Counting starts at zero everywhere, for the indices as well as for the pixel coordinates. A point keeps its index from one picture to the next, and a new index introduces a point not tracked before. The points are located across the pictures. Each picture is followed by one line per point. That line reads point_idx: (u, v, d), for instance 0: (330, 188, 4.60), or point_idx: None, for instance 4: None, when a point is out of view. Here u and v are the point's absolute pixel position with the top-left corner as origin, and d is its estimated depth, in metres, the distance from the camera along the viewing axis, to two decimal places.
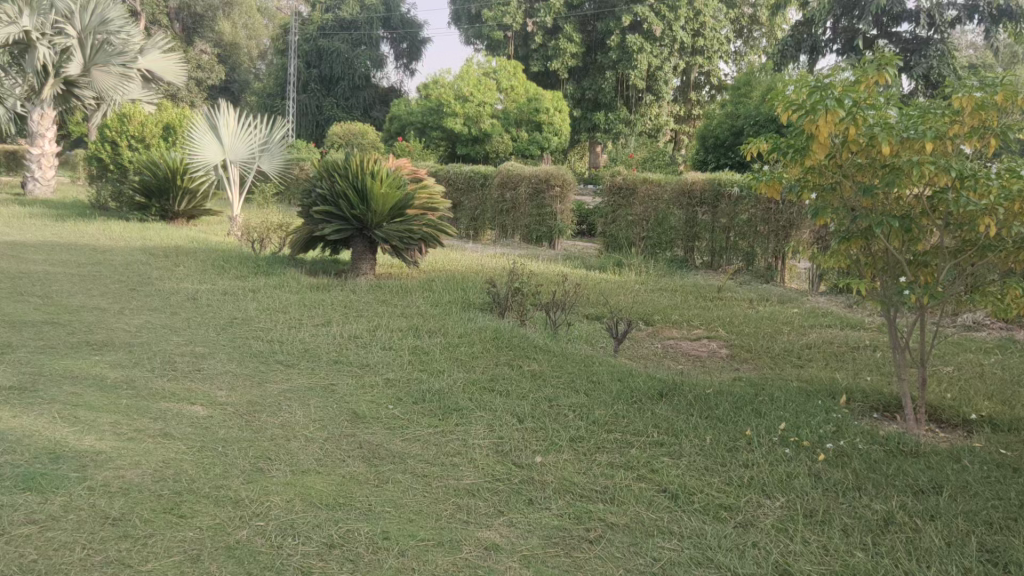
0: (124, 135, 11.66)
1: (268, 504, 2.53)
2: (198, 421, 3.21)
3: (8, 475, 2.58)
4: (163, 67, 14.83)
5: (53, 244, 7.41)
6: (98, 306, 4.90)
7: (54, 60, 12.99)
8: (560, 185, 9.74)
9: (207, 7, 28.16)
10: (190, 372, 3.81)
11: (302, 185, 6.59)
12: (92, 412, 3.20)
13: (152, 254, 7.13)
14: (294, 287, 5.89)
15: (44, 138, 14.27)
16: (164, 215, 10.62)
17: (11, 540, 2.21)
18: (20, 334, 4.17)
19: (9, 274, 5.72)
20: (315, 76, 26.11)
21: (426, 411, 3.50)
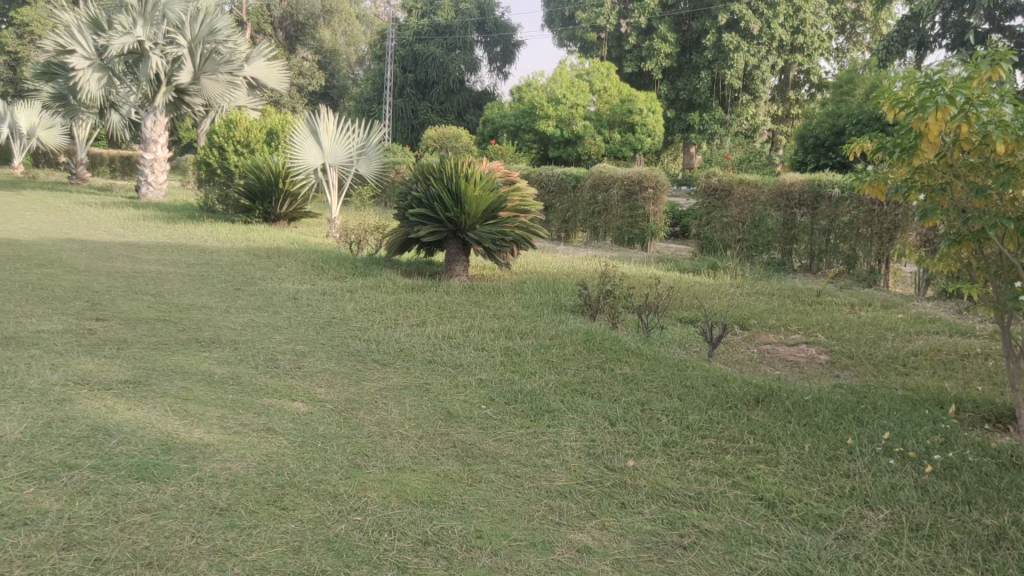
0: (231, 140, 12.15)
1: (366, 499, 2.59)
2: (299, 417, 3.31)
3: (124, 465, 2.72)
4: (267, 74, 15.04)
5: (163, 245, 7.77)
6: (206, 305, 5.12)
7: (166, 69, 13.78)
8: (652, 186, 9.62)
9: (309, 15, 29.10)
10: (291, 370, 3.93)
11: (398, 188, 6.74)
12: (202, 406, 3.35)
13: (256, 255, 7.40)
14: (390, 288, 6.01)
15: (156, 144, 14.98)
16: (267, 217, 11.02)
17: (125, 527, 2.32)
18: (134, 330, 4.40)
19: (126, 273, 6.03)
20: (410, 81, 26.70)
21: (519, 411, 3.52)
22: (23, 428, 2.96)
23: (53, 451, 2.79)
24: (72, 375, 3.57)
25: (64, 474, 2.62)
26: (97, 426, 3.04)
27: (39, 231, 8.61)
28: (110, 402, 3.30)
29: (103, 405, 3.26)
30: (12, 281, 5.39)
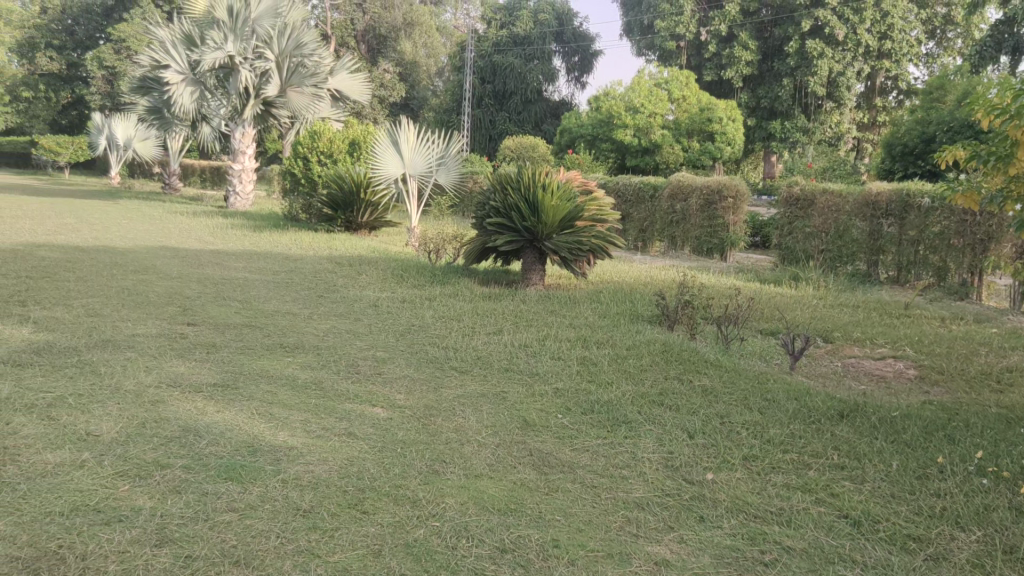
0: (314, 151, 12.47)
1: (443, 505, 2.62)
2: (379, 422, 3.38)
3: (213, 465, 2.82)
4: (349, 86, 15.32)
5: (251, 253, 8.02)
6: (291, 311, 5.27)
7: (254, 83, 14.22)
8: (732, 196, 9.45)
9: (390, 28, 29.75)
10: (371, 376, 4.01)
11: (477, 199, 6.84)
12: (286, 410, 3.44)
13: (338, 263, 7.58)
14: (468, 296, 6.08)
15: (244, 155, 15.48)
16: (348, 226, 11.27)
17: (214, 525, 2.40)
18: (223, 334, 4.56)
19: (215, 280, 6.25)
20: (489, 91, 27.05)
21: (596, 422, 3.51)
22: (118, 427, 3.09)
23: (146, 450, 2.91)
24: (165, 377, 3.72)
25: (156, 473, 2.73)
26: (188, 427, 3.16)
27: (134, 239, 8.99)
28: (200, 404, 3.42)
29: (194, 406, 3.39)
30: (110, 286, 5.65)
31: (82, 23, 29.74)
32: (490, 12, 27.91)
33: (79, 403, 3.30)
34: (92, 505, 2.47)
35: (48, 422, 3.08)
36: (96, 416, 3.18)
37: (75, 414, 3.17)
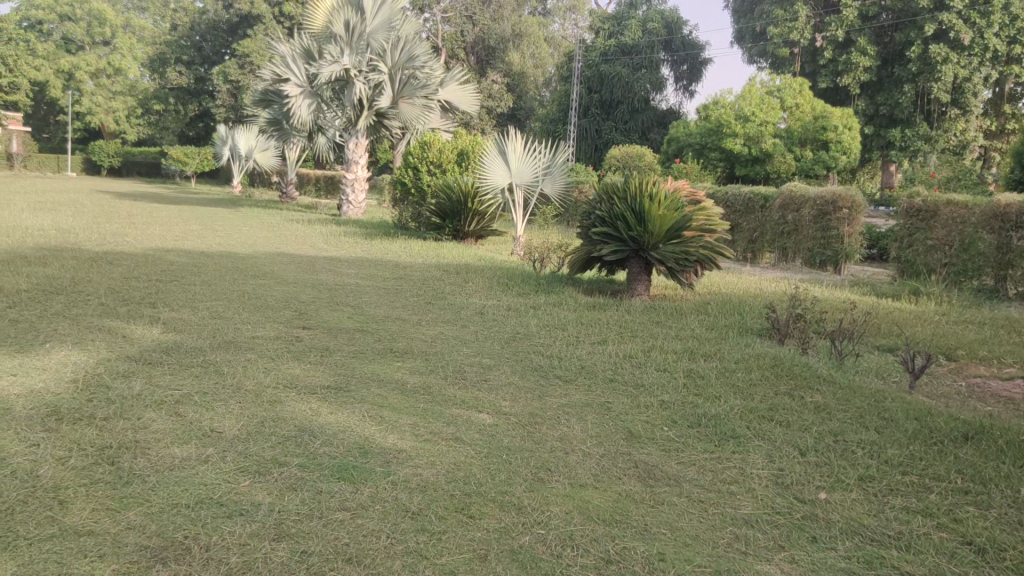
0: (423, 161, 12.73)
1: (549, 513, 2.64)
2: (485, 429, 3.41)
3: (326, 465, 2.92)
4: (460, 97, 15.47)
5: (362, 260, 8.25)
6: (402, 317, 5.40)
7: (368, 94, 14.75)
8: (848, 207, 9.12)
9: (500, 39, 30.26)
10: (478, 383, 4.05)
11: (583, 208, 6.89)
12: (396, 413, 3.52)
13: (445, 270, 7.71)
14: (572, 306, 6.09)
15: (357, 165, 16.01)
16: (455, 235, 11.46)
17: (328, 523, 2.48)
18: (335, 339, 4.71)
19: (328, 285, 6.46)
20: (596, 101, 27.04)
21: (703, 436, 3.46)
22: (240, 425, 3.24)
23: (264, 448, 3.03)
24: (282, 378, 3.87)
25: (275, 470, 2.85)
26: (304, 427, 3.28)
27: (252, 245, 9.39)
28: (314, 405, 3.54)
29: (308, 408, 3.50)
30: (233, 290, 5.93)
31: (210, 40, 31.21)
32: (598, 22, 28.00)
33: (204, 401, 3.46)
34: (215, 498, 2.59)
35: (176, 418, 3.25)
36: (219, 414, 3.34)
37: (200, 412, 3.33)
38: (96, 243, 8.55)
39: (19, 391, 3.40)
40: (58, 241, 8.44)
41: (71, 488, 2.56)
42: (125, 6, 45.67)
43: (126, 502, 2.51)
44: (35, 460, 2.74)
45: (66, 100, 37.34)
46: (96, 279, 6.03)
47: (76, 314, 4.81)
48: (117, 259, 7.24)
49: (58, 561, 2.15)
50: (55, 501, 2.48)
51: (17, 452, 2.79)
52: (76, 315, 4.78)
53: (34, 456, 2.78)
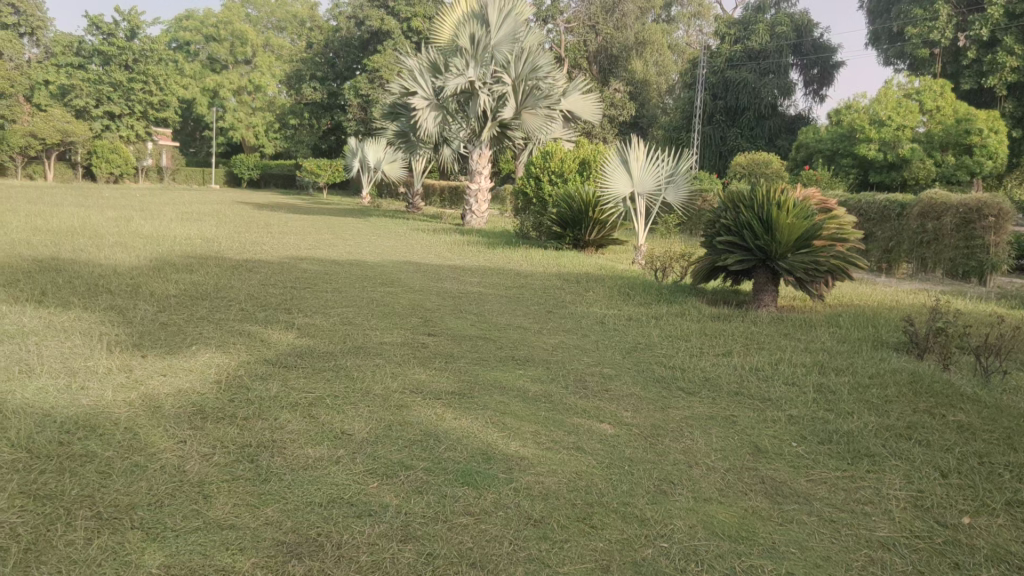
0: (547, 171, 12.78)
1: (673, 527, 2.60)
2: (606, 439, 3.40)
3: (451, 470, 2.98)
4: (582, 107, 15.42)
5: (484, 269, 8.39)
6: (522, 325, 5.45)
7: (492, 106, 14.96)
8: (994, 214, 8.56)
9: (623, 48, 30.21)
10: (599, 393, 4.04)
11: (708, 218, 6.82)
12: (517, 421, 3.56)
13: (566, 279, 7.73)
14: (696, 316, 5.99)
15: (480, 175, 16.31)
16: (577, 244, 11.49)
17: (453, 527, 2.53)
18: (460, 346, 4.80)
19: (452, 293, 6.61)
20: (721, 108, 26.61)
21: (834, 453, 3.33)
22: (369, 428, 3.35)
23: (393, 451, 3.12)
24: (408, 384, 3.97)
25: (402, 473, 2.92)
26: (430, 431, 3.36)
27: (380, 254, 9.72)
28: (439, 411, 3.62)
29: (434, 412, 3.59)
30: (362, 297, 6.15)
31: (342, 56, 32.49)
32: (724, 27, 27.45)
33: (335, 404, 3.60)
34: (345, 498, 2.69)
35: (311, 420, 3.40)
36: (350, 416, 3.46)
37: (331, 414, 3.47)
38: (237, 251, 9.09)
39: (170, 390, 3.63)
40: (204, 249, 9.02)
41: (215, 484, 2.71)
42: (265, 25, 48.14)
43: (264, 498, 2.64)
44: (183, 456, 2.92)
45: (212, 116, 39.81)
46: (236, 285, 6.37)
47: (220, 318, 5.10)
48: (257, 266, 7.65)
49: (202, 553, 2.27)
50: (200, 495, 2.63)
51: (166, 448, 2.98)
52: (219, 319, 5.08)
53: (182, 451, 2.96)
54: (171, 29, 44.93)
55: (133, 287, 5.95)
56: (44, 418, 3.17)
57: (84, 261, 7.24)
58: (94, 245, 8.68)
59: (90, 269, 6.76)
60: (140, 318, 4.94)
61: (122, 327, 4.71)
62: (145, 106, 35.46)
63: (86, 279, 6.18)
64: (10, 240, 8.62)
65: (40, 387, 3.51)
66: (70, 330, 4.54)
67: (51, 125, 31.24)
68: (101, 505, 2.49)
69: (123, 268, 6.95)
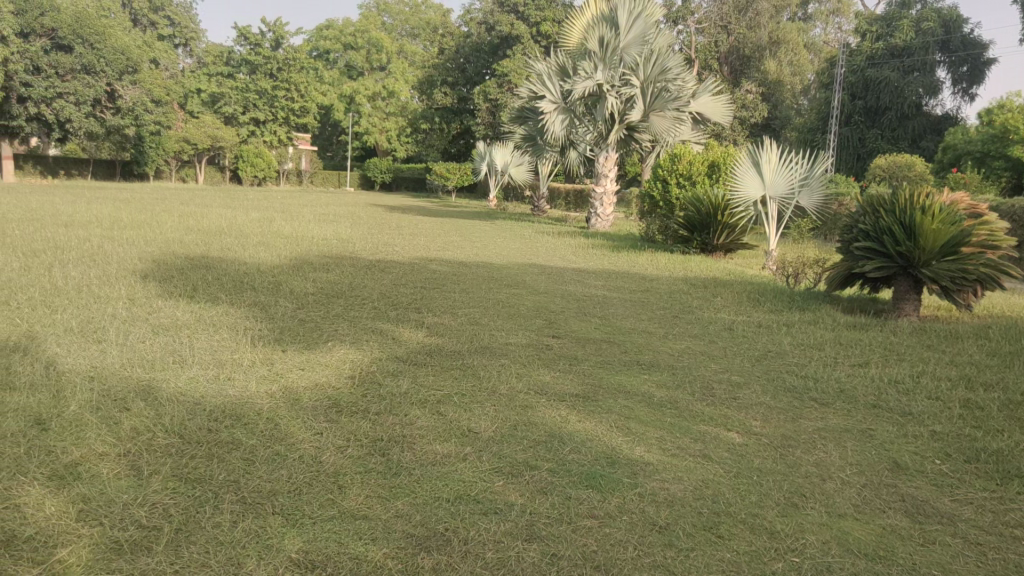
0: (675, 174, 12.61)
1: (804, 541, 2.52)
2: (735, 448, 3.33)
3: (576, 472, 2.99)
4: (712, 109, 15.05)
5: (609, 272, 8.33)
6: (648, 330, 5.40)
7: (620, 108, 14.81)
8: None
9: (755, 48, 29.50)
10: (727, 400, 3.95)
11: (844, 223, 6.59)
12: (642, 425, 3.53)
13: (694, 284, 7.59)
14: (830, 325, 5.77)
15: (606, 178, 16.24)
16: (704, 248, 11.27)
17: (577, 529, 2.54)
18: (584, 348, 4.81)
19: (577, 297, 6.61)
20: (860, 108, 25.60)
21: (982, 472, 3.14)
22: (494, 427, 3.40)
23: (519, 451, 3.16)
24: (533, 385, 4.00)
25: (527, 473, 2.95)
26: (555, 433, 3.38)
27: (505, 256, 9.83)
28: (564, 412, 3.63)
29: (559, 414, 3.61)
30: (489, 298, 6.25)
31: (472, 61, 33.00)
32: (866, 24, 26.12)
33: (463, 402, 3.67)
34: (471, 495, 2.74)
35: (439, 417, 3.47)
36: (477, 414, 3.53)
37: (459, 412, 3.54)
38: (372, 252, 9.40)
39: (308, 383, 3.79)
40: (341, 249, 9.38)
41: (349, 476, 2.82)
42: (399, 33, 49.49)
43: (394, 492, 2.72)
44: (320, 447, 3.05)
45: (347, 122, 41.27)
46: (369, 284, 6.58)
47: (353, 316, 5.29)
48: (389, 266, 7.87)
49: (337, 541, 2.37)
50: (335, 485, 2.74)
51: (304, 439, 3.12)
52: (353, 317, 5.27)
53: (318, 443, 3.08)
54: (312, 39, 46.95)
55: (274, 285, 6.25)
56: (195, 405, 3.37)
57: (230, 260, 7.65)
58: (239, 244, 9.18)
59: (236, 266, 7.17)
60: (281, 314, 5.18)
61: (264, 322, 4.95)
62: (287, 112, 37.02)
63: (231, 276, 6.53)
64: (166, 239, 9.24)
65: (191, 377, 3.74)
66: (217, 324, 4.81)
67: (202, 132, 33.48)
68: (244, 491, 2.63)
69: (266, 266, 7.30)
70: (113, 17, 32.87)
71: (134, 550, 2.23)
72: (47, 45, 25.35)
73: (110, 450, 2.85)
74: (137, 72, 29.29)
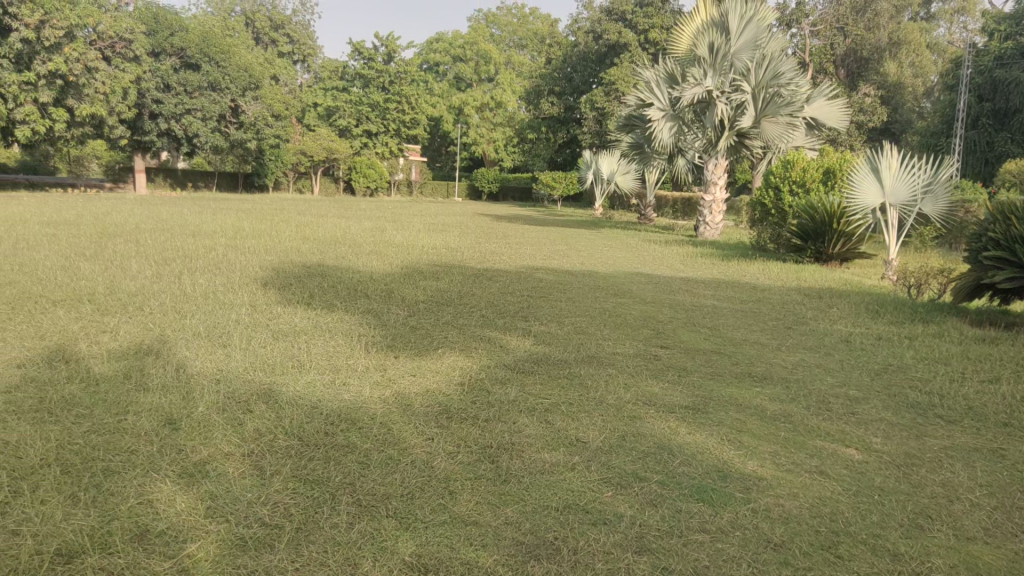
0: (787, 181, 12.43)
1: (929, 565, 2.40)
2: (854, 465, 3.20)
3: (685, 484, 2.94)
4: (827, 114, 14.54)
5: (718, 282, 8.18)
6: (759, 341, 5.27)
7: (730, 115, 14.54)
8: None
9: (873, 50, 28.51)
10: (845, 416, 3.81)
11: (971, 230, 6.29)
12: (755, 439, 3.45)
13: (808, 294, 7.36)
14: (957, 338, 5.49)
15: (715, 186, 15.94)
16: (818, 258, 10.93)
17: (689, 543, 2.49)
18: (693, 359, 4.72)
19: (686, 306, 6.51)
20: (987, 111, 24.33)
21: None
22: (602, 436, 3.39)
23: (626, 461, 3.13)
24: (642, 395, 3.96)
25: (636, 484, 2.92)
26: (664, 444, 3.33)
27: (611, 265, 9.78)
28: (673, 424, 3.58)
29: (668, 426, 3.56)
30: (595, 307, 6.23)
31: (579, 71, 33.06)
32: (993, 23, 25.13)
33: (571, 411, 3.67)
34: (581, 504, 2.73)
35: (547, 425, 3.48)
36: (584, 424, 3.52)
37: (567, 421, 3.54)
38: (479, 260, 9.51)
39: (420, 389, 3.88)
40: (450, 258, 9.53)
41: (460, 481, 2.86)
42: (507, 44, 50.02)
43: (504, 498, 2.74)
44: (431, 452, 3.10)
45: (457, 133, 42.00)
46: (477, 292, 6.67)
47: (462, 323, 5.36)
48: (497, 275, 7.95)
49: (449, 545, 2.40)
50: (446, 490, 2.78)
51: (415, 443, 3.18)
52: (461, 325, 5.34)
53: (430, 448, 3.14)
54: (422, 52, 48.01)
55: (386, 293, 6.41)
56: (312, 409, 3.48)
57: (344, 268, 7.91)
58: (354, 253, 9.47)
59: (350, 274, 7.39)
60: (393, 321, 5.31)
61: (378, 329, 5.09)
62: (398, 124, 38.02)
63: (347, 284, 6.74)
64: (284, 248, 9.60)
65: (309, 381, 3.88)
66: (334, 330, 4.98)
67: (319, 144, 34.52)
68: (361, 493, 2.71)
69: (378, 274, 7.50)
70: (237, 36, 34.58)
71: (258, 547, 2.32)
72: (176, 64, 26.97)
73: (235, 450, 2.98)
74: (258, 89, 30.67)
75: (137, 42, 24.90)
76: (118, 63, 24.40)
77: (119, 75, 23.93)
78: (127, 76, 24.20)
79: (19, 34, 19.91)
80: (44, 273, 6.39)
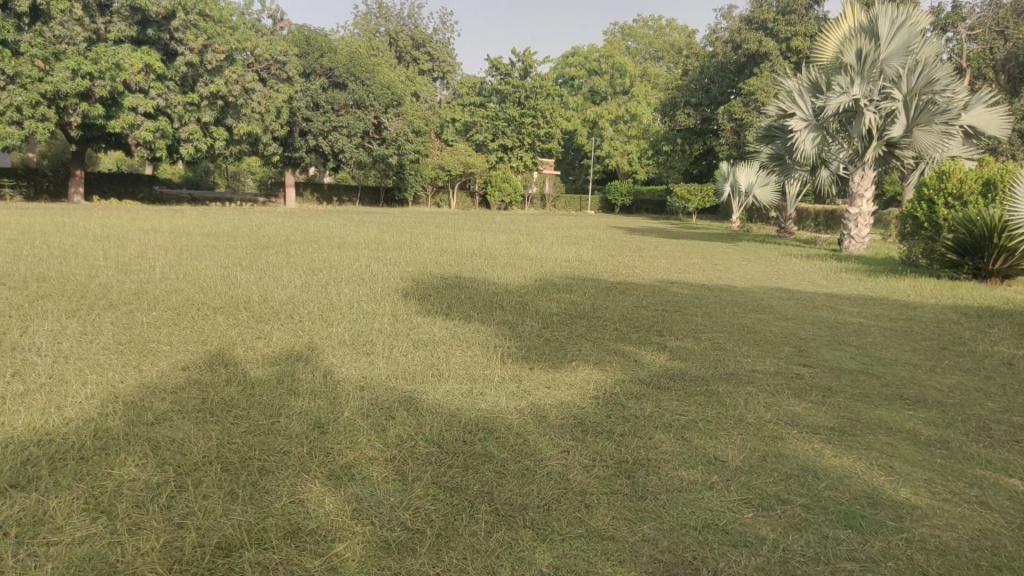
0: (941, 192, 11.80)
1: None
2: (1019, 496, 2.98)
3: (833, 510, 2.81)
4: (986, 121, 13.65)
5: (864, 298, 7.82)
6: (911, 361, 4.99)
7: (879, 124, 13.80)
8: None
9: None
10: (1009, 444, 3.55)
11: None
12: (907, 465, 3.26)
13: (964, 313, 6.92)
14: None
15: (862, 198, 15.28)
16: (977, 275, 10.28)
17: (834, 571, 2.38)
18: (839, 379, 4.53)
19: (830, 323, 6.26)
20: None
21: None
22: (743, 456, 3.29)
23: (768, 483, 3.02)
24: (783, 415, 3.84)
25: (779, 507, 2.82)
26: (808, 466, 3.21)
27: (748, 279, 9.53)
28: (818, 446, 3.44)
29: (811, 447, 3.43)
30: (733, 322, 6.08)
31: (717, 81, 32.16)
32: None
33: (708, 429, 3.59)
34: (720, 525, 2.66)
35: (684, 443, 3.41)
36: (723, 442, 3.43)
37: (705, 439, 3.46)
38: (615, 273, 9.48)
39: (553, 401, 3.89)
40: (585, 270, 9.54)
41: (596, 495, 2.84)
42: (643, 57, 49.66)
43: (641, 514, 2.71)
44: (568, 464, 3.10)
45: (590, 146, 42.19)
46: (611, 306, 6.64)
47: (596, 336, 5.35)
48: (631, 288, 7.91)
49: (586, 559, 2.39)
50: (583, 503, 2.77)
51: (552, 455, 3.19)
52: (596, 338, 5.32)
53: (565, 460, 3.14)
54: (558, 67, 48.54)
55: (523, 305, 6.47)
56: (452, 418, 3.55)
57: (481, 280, 8.06)
58: (491, 265, 9.64)
59: (486, 286, 7.51)
60: (528, 333, 5.36)
61: (513, 340, 5.14)
62: (534, 138, 38.50)
63: (484, 295, 6.86)
64: (425, 259, 9.88)
65: (448, 390, 3.96)
66: (471, 340, 5.07)
67: (456, 159, 35.27)
68: (498, 502, 2.74)
69: (514, 287, 7.58)
70: (382, 56, 36.08)
71: (401, 550, 2.38)
72: (326, 83, 28.41)
73: (378, 455, 3.07)
74: (400, 106, 31.75)
75: (290, 64, 26.49)
76: (272, 84, 25.96)
77: (273, 95, 25.34)
78: (280, 96, 25.66)
79: (186, 58, 21.55)
80: (207, 281, 6.84)
